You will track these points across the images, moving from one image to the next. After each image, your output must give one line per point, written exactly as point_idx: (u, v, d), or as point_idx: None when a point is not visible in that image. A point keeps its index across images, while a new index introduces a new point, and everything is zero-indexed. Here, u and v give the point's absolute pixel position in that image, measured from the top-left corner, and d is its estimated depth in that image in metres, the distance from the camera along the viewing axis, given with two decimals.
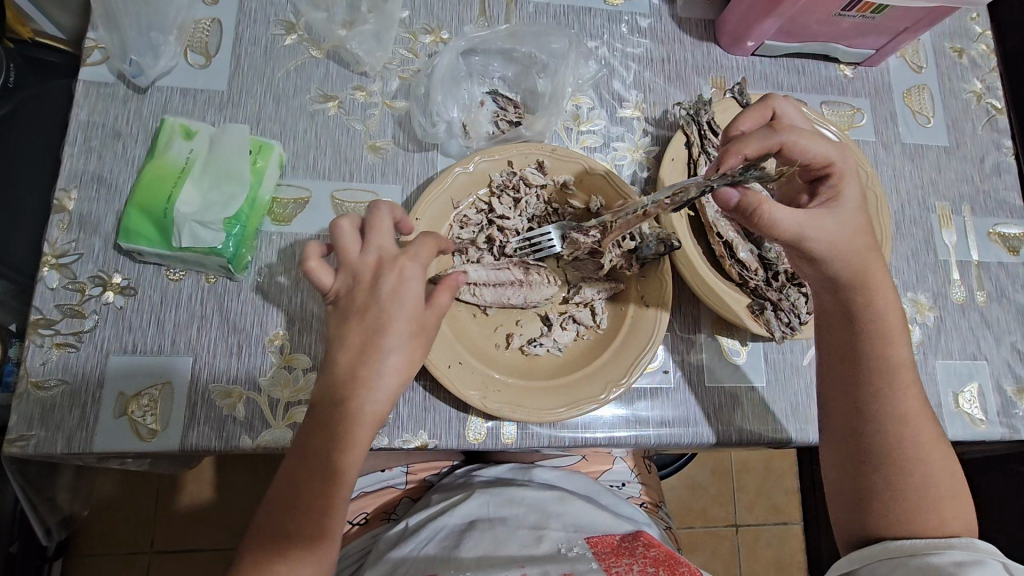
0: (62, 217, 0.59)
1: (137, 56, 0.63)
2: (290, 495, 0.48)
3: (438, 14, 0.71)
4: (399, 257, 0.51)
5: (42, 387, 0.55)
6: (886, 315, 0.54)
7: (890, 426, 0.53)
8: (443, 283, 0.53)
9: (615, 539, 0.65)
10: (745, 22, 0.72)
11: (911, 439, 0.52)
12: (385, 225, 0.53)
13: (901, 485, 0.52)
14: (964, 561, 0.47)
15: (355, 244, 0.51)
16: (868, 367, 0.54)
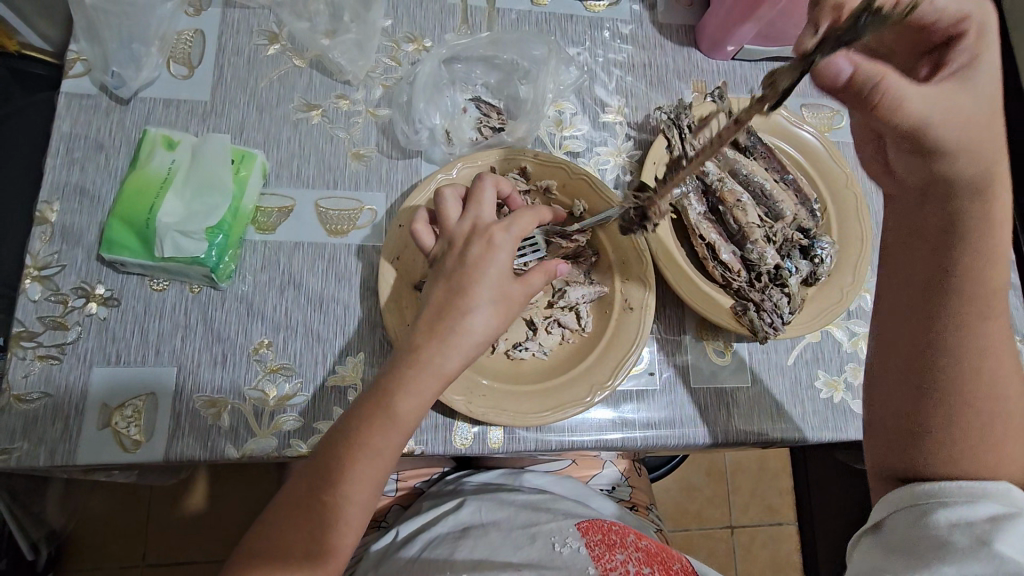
0: (44, 229, 0.59)
1: (118, 67, 0.63)
2: (311, 486, 0.48)
3: (421, 23, 0.72)
4: (491, 227, 0.54)
5: (25, 400, 0.55)
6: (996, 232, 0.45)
7: (972, 352, 0.45)
8: (540, 267, 0.56)
9: (604, 523, 0.67)
10: (723, 27, 0.73)
11: (988, 371, 0.45)
12: (486, 196, 0.57)
13: (973, 425, 0.45)
14: (999, 515, 0.41)
15: (454, 211, 0.57)
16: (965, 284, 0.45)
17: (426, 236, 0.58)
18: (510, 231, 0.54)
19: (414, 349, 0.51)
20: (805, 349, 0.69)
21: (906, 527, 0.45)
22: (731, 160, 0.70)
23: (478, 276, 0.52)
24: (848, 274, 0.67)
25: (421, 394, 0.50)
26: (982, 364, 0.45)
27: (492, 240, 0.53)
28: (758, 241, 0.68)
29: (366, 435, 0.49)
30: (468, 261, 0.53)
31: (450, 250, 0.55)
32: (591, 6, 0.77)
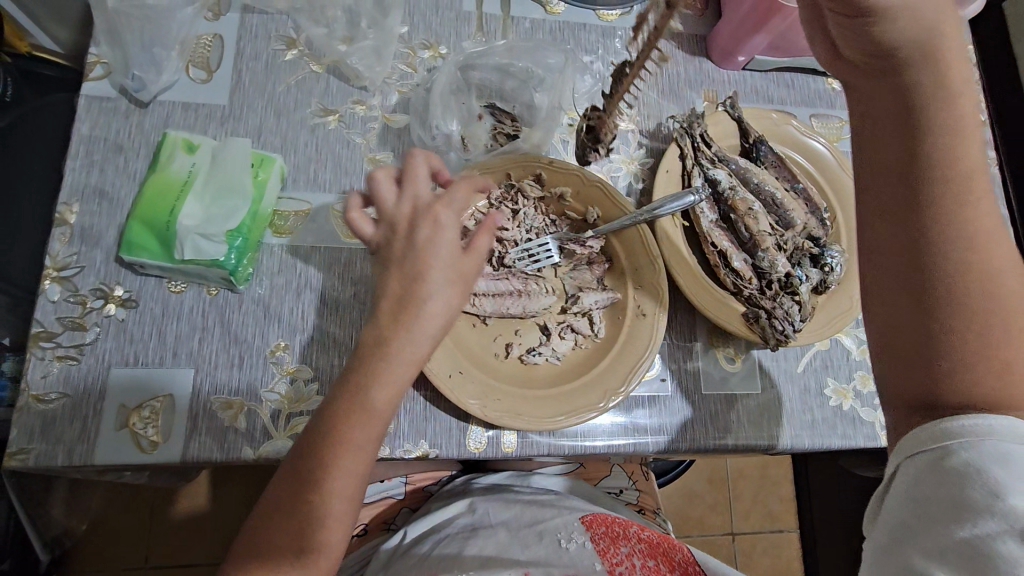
0: (63, 230, 0.60)
1: (139, 71, 0.63)
2: (291, 484, 0.47)
3: (436, 30, 0.73)
4: (435, 205, 0.50)
5: (43, 401, 0.55)
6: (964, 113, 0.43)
7: (965, 253, 0.42)
8: (483, 227, 0.51)
9: (608, 517, 0.68)
10: (735, 37, 0.74)
11: (990, 267, 0.42)
12: (422, 173, 0.52)
13: (991, 331, 0.41)
14: (1011, 454, 0.39)
15: (390, 192, 0.51)
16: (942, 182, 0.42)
17: (364, 225, 0.50)
18: (455, 207, 0.50)
19: (366, 350, 0.47)
20: (814, 357, 0.70)
21: (916, 478, 0.43)
22: (742, 169, 0.71)
23: (433, 266, 0.48)
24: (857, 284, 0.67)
25: (388, 389, 0.47)
26: (981, 261, 0.42)
27: (438, 219, 0.49)
28: (769, 249, 0.69)
29: (336, 433, 0.46)
30: (418, 244, 0.49)
31: (393, 238, 0.49)
32: (605, 15, 0.78)
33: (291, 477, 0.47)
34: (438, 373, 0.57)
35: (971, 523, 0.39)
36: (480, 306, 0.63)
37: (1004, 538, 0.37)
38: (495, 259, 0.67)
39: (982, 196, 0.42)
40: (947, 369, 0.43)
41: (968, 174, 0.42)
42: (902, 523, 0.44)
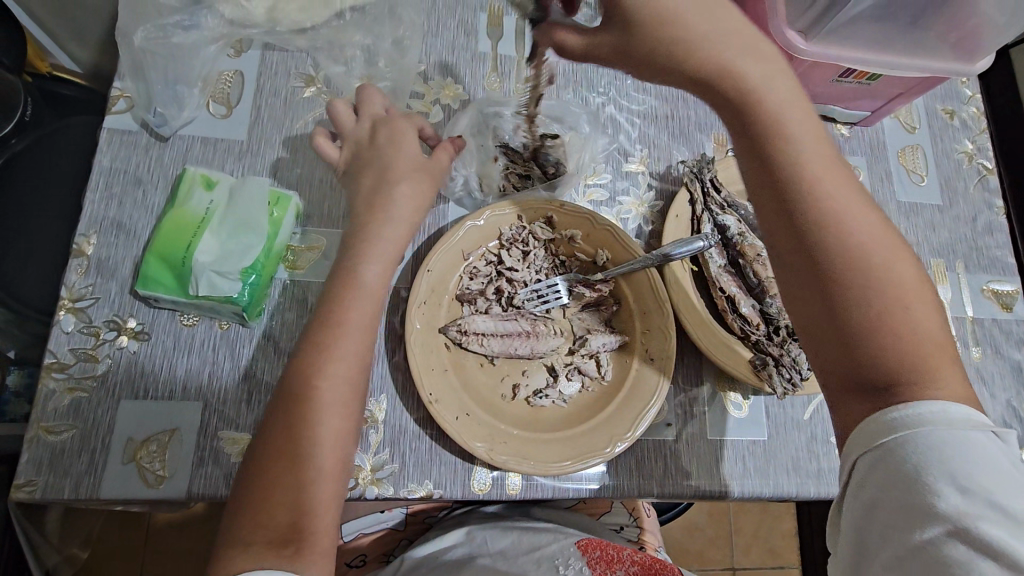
0: (80, 262, 0.61)
1: (162, 107, 0.65)
2: (276, 453, 0.49)
3: (452, 70, 0.74)
4: (393, 120, 0.62)
5: (53, 433, 0.55)
6: (798, 129, 0.48)
7: (833, 239, 0.48)
8: (443, 146, 0.63)
9: (603, 541, 0.68)
10: None
11: (870, 262, 0.47)
12: (374, 100, 0.64)
13: (874, 304, 0.47)
14: (942, 448, 0.43)
15: (349, 119, 0.63)
16: (797, 183, 0.48)
17: (330, 149, 0.63)
18: (411, 121, 0.63)
19: (321, 322, 0.53)
20: (822, 404, 0.69)
21: (866, 482, 0.46)
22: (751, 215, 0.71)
23: (381, 220, 0.57)
24: None
25: (345, 361, 0.52)
26: (850, 241, 0.48)
27: (396, 126, 0.61)
28: (777, 296, 0.69)
29: (311, 394, 0.51)
30: (382, 148, 0.60)
31: (362, 147, 0.61)
32: None
33: (274, 451, 0.49)
34: (446, 416, 0.58)
35: (920, 528, 0.43)
36: (488, 347, 0.63)
37: (950, 540, 0.42)
38: (503, 300, 0.67)
39: (828, 183, 0.48)
40: (864, 361, 0.47)
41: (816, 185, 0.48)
42: (857, 526, 0.47)
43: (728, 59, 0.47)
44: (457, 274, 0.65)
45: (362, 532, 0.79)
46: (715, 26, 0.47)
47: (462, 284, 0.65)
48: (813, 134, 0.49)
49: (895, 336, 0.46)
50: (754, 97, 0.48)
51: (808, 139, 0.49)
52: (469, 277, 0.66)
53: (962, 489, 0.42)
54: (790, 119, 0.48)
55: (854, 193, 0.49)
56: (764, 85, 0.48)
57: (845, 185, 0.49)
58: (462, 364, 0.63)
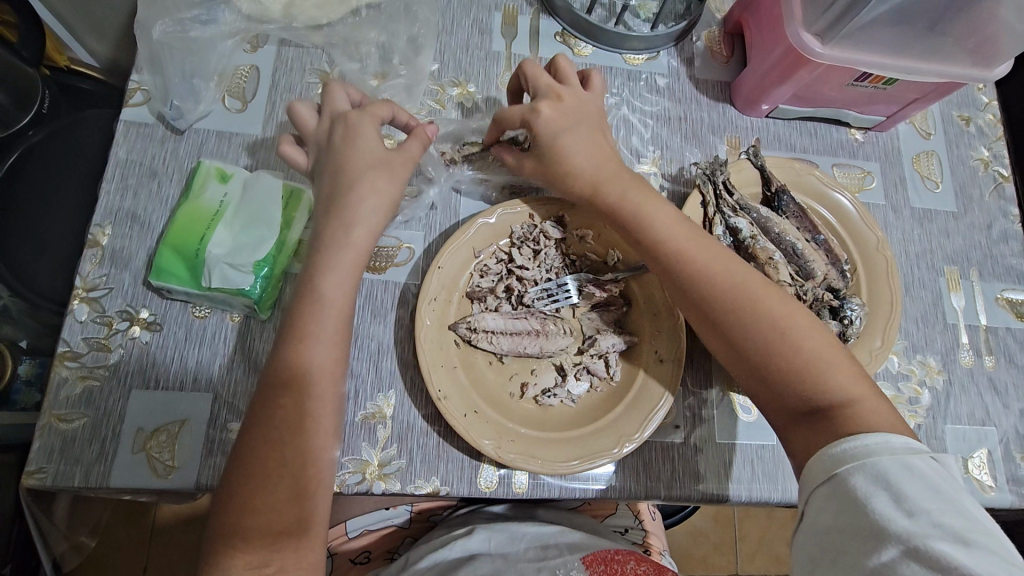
0: (94, 252, 0.61)
1: (178, 100, 0.65)
2: (263, 451, 0.49)
3: (466, 68, 0.75)
4: (348, 113, 0.58)
5: (65, 421, 0.56)
6: (663, 219, 0.59)
7: (711, 290, 0.56)
8: (416, 136, 0.61)
9: (607, 553, 0.66)
10: (760, 86, 0.76)
11: (757, 313, 0.54)
12: (336, 93, 0.60)
13: (760, 340, 0.54)
14: (887, 476, 0.44)
15: (310, 117, 0.60)
16: (668, 253, 0.58)
17: (296, 153, 0.61)
18: (367, 112, 0.59)
19: (294, 319, 0.53)
20: None
21: (820, 511, 0.46)
22: (763, 218, 0.71)
23: (349, 217, 0.55)
24: (876, 336, 0.68)
25: (328, 359, 0.52)
26: (726, 288, 0.56)
27: (349, 121, 0.58)
28: None
29: (301, 392, 0.51)
30: (342, 146, 0.57)
31: (321, 148, 0.59)
32: (630, 59, 0.80)
33: (251, 467, 0.49)
34: (455, 412, 0.58)
35: (876, 550, 0.43)
36: (497, 344, 0.63)
37: (906, 562, 0.41)
38: (513, 298, 0.67)
39: (694, 246, 0.58)
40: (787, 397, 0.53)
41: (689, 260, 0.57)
42: (812, 556, 0.46)
43: (599, 174, 0.61)
44: (468, 272, 0.65)
45: (366, 529, 0.79)
46: (600, 155, 0.62)
47: (472, 281, 0.65)
48: (669, 210, 0.60)
49: (788, 364, 0.52)
50: (618, 199, 0.61)
51: (665, 214, 0.60)
52: (479, 275, 0.66)
53: (908, 512, 0.43)
54: (650, 205, 0.60)
55: (725, 258, 0.58)
56: (626, 195, 0.61)
57: (709, 244, 0.58)
58: (472, 362, 0.63)
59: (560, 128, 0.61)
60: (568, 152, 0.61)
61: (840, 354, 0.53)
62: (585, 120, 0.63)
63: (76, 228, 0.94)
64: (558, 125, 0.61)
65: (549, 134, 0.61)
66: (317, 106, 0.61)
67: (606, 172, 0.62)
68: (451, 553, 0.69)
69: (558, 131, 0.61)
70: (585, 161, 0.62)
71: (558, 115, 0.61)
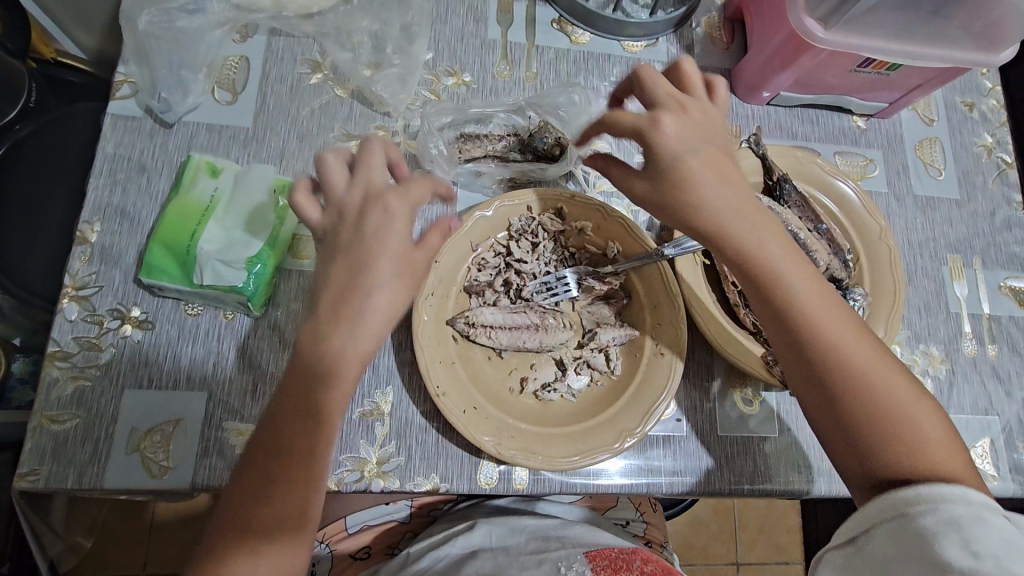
0: (83, 249, 0.60)
1: (166, 93, 0.64)
2: (262, 476, 0.45)
3: (461, 58, 0.73)
4: (386, 193, 0.49)
5: (56, 422, 0.55)
6: (802, 282, 0.51)
7: (830, 366, 0.50)
8: (435, 227, 0.51)
9: (612, 552, 0.64)
10: (761, 73, 0.74)
11: (888, 400, 0.49)
12: (375, 158, 0.50)
13: (891, 433, 0.48)
14: (958, 521, 0.43)
15: (341, 179, 0.49)
16: (794, 317, 0.50)
17: (310, 209, 0.50)
18: (407, 197, 0.49)
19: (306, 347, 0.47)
20: None
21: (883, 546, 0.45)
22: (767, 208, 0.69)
23: (378, 251, 0.47)
24: (880, 327, 0.67)
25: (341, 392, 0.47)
26: (854, 373, 0.50)
27: (387, 207, 0.48)
28: None
29: (309, 420, 0.46)
30: (364, 233, 0.48)
31: (345, 220, 0.49)
32: (629, 46, 0.78)
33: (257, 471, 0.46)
34: (454, 409, 0.57)
35: None
36: (496, 339, 0.62)
37: None
38: (512, 292, 0.66)
39: (823, 315, 0.50)
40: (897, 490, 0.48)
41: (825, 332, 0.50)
42: None
43: (728, 214, 0.51)
44: (466, 267, 0.64)
45: (365, 524, 0.78)
46: (731, 188, 0.51)
47: (470, 275, 0.64)
48: (808, 270, 0.51)
49: (912, 458, 0.48)
50: (754, 251, 0.51)
51: (804, 274, 0.51)
52: (477, 269, 0.65)
53: (975, 554, 0.42)
54: (782, 257, 0.51)
55: (862, 335, 0.51)
56: (765, 248, 0.51)
57: (838, 312, 0.51)
58: (471, 357, 0.62)
59: (684, 149, 0.51)
60: (693, 182, 0.51)
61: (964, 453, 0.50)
62: (714, 141, 0.52)
63: (64, 224, 0.92)
64: (682, 144, 0.51)
65: (672, 155, 0.51)
66: (349, 162, 0.51)
67: (739, 213, 0.51)
68: (451, 549, 0.68)
69: (682, 151, 0.51)
70: (713, 196, 0.51)
71: (681, 132, 0.51)
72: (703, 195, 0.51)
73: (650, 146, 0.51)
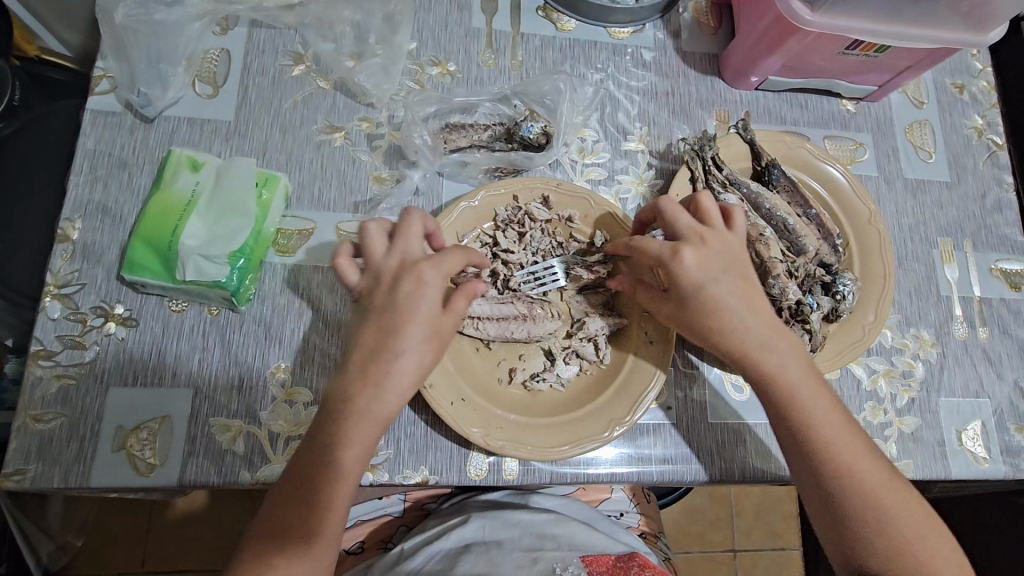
0: (65, 247, 0.59)
1: (145, 87, 0.63)
2: (284, 522, 0.49)
3: (445, 47, 0.72)
4: (420, 263, 0.54)
5: (41, 421, 0.54)
6: (789, 371, 0.55)
7: (849, 485, 0.53)
8: (462, 291, 0.55)
9: (610, 558, 0.67)
10: (749, 57, 0.74)
11: (864, 482, 0.53)
12: (414, 230, 0.56)
13: (862, 510, 0.52)
14: None
15: (380, 247, 0.56)
16: (816, 438, 0.54)
17: (350, 272, 0.56)
18: (439, 266, 0.54)
19: (338, 399, 0.51)
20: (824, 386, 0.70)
21: None
22: (754, 193, 0.69)
23: (405, 311, 0.52)
24: (870, 311, 0.68)
25: (358, 440, 0.50)
26: (838, 456, 0.53)
27: (421, 276, 0.53)
28: (781, 276, 0.67)
29: (326, 466, 0.49)
30: (399, 299, 0.53)
31: (380, 283, 0.54)
32: (615, 33, 0.77)
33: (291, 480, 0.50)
34: (440, 401, 0.57)
35: None
36: (484, 330, 0.62)
37: None
38: (499, 282, 0.66)
39: (833, 430, 0.54)
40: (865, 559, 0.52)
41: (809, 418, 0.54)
42: None
43: (754, 338, 0.55)
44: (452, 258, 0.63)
45: (359, 518, 0.78)
46: (744, 303, 0.55)
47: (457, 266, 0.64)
48: (798, 360, 0.55)
49: (881, 535, 0.52)
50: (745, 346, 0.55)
51: (795, 363, 0.55)
52: None
53: None
54: (803, 384, 0.55)
55: (846, 422, 0.55)
56: (752, 340, 0.55)
57: (829, 407, 0.55)
58: (459, 348, 0.61)
59: (706, 279, 0.54)
60: (716, 308, 0.55)
61: (938, 531, 0.53)
62: (732, 266, 0.55)
63: (47, 227, 0.92)
64: (702, 275, 0.54)
65: (693, 285, 0.54)
66: (389, 232, 0.57)
67: (764, 338, 0.55)
68: (443, 540, 0.68)
69: (703, 281, 0.54)
70: (739, 322, 0.55)
71: (701, 263, 0.54)
72: (726, 321, 0.55)
73: (671, 276, 0.55)
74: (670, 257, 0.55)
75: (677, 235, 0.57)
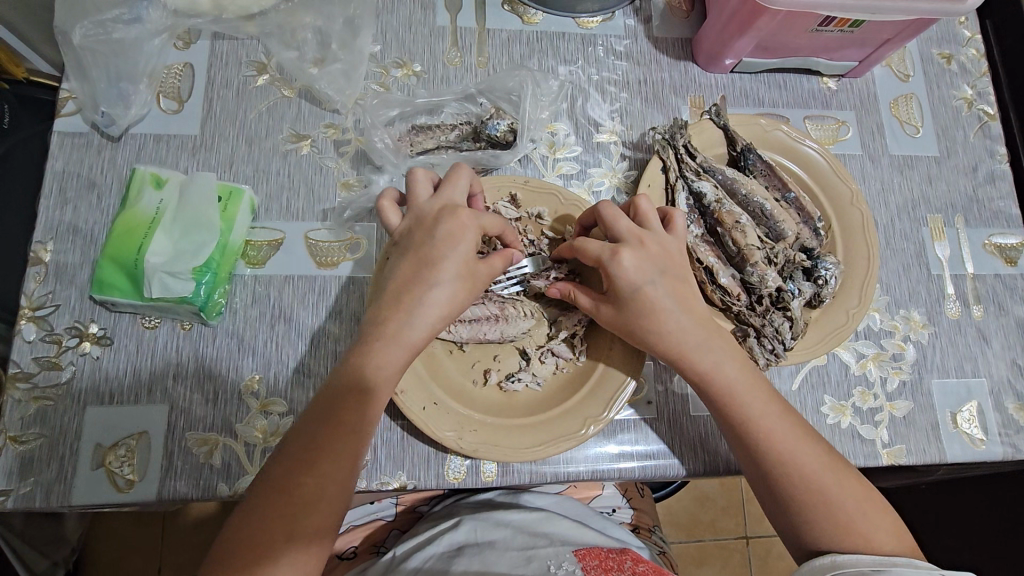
0: (38, 270, 0.60)
1: (107, 107, 0.63)
2: (303, 452, 0.50)
3: (409, 48, 0.71)
4: (460, 209, 0.56)
5: (22, 442, 0.56)
6: (722, 363, 0.57)
7: (786, 472, 0.54)
8: (500, 254, 0.59)
9: (602, 551, 0.65)
10: (720, 40, 0.71)
11: (803, 463, 0.54)
12: (461, 181, 0.58)
13: (803, 490, 0.54)
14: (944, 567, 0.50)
15: (425, 192, 0.58)
16: (753, 433, 0.55)
17: (392, 215, 0.58)
18: (478, 217, 0.57)
19: (378, 324, 0.54)
20: (810, 373, 0.69)
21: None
22: (729, 179, 0.69)
23: (445, 248, 0.55)
24: (853, 296, 0.66)
25: (392, 361, 0.53)
26: (776, 440, 0.55)
27: (461, 221, 0.56)
28: (758, 264, 0.67)
29: (358, 389, 0.52)
30: (438, 238, 0.55)
31: (419, 227, 0.57)
32: (584, 23, 0.76)
33: (305, 434, 0.51)
34: (411, 406, 0.56)
35: None
36: (456, 333, 0.61)
37: None
38: None
39: (770, 415, 0.55)
40: (810, 536, 0.54)
41: (743, 406, 0.56)
42: None
43: (692, 340, 0.57)
44: None
45: (351, 524, 0.78)
46: (682, 303, 0.58)
47: None
48: (734, 353, 0.58)
49: (825, 513, 0.53)
50: (681, 343, 0.57)
51: (729, 356, 0.57)
52: None
53: None
54: (739, 381, 0.56)
55: (780, 407, 0.56)
56: (686, 335, 0.57)
57: (765, 394, 0.57)
58: (432, 353, 0.61)
59: (643, 280, 0.57)
60: (655, 309, 0.57)
61: (882, 507, 0.54)
62: (668, 267, 0.58)
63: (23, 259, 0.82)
64: (640, 276, 0.57)
65: (632, 286, 0.57)
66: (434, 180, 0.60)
67: (701, 338, 0.57)
68: (433, 542, 0.68)
69: (641, 282, 0.57)
70: (672, 320, 0.57)
71: (638, 265, 0.57)
72: (664, 323, 0.57)
73: (611, 278, 0.57)
74: (608, 258, 0.57)
75: (617, 236, 0.58)
